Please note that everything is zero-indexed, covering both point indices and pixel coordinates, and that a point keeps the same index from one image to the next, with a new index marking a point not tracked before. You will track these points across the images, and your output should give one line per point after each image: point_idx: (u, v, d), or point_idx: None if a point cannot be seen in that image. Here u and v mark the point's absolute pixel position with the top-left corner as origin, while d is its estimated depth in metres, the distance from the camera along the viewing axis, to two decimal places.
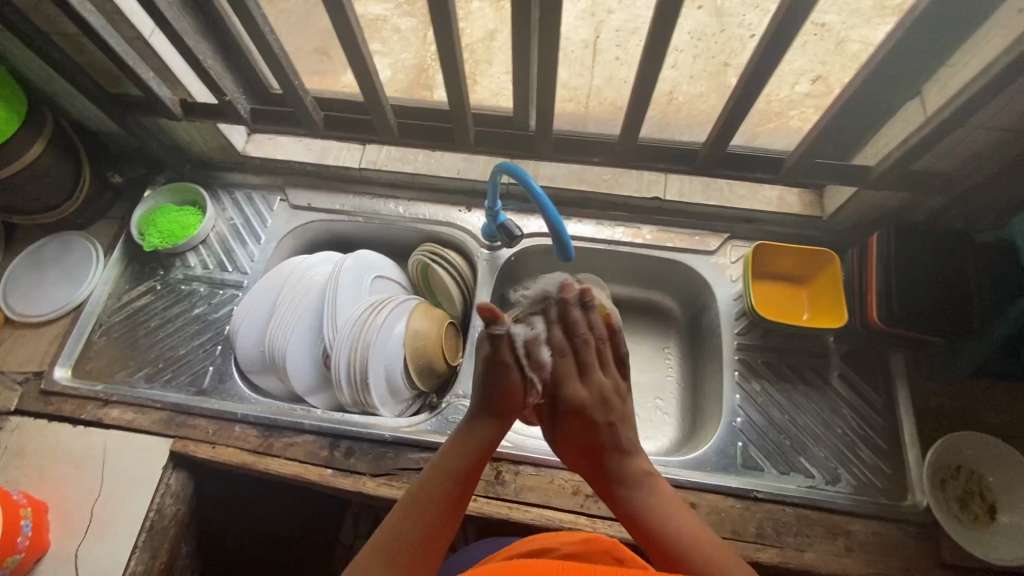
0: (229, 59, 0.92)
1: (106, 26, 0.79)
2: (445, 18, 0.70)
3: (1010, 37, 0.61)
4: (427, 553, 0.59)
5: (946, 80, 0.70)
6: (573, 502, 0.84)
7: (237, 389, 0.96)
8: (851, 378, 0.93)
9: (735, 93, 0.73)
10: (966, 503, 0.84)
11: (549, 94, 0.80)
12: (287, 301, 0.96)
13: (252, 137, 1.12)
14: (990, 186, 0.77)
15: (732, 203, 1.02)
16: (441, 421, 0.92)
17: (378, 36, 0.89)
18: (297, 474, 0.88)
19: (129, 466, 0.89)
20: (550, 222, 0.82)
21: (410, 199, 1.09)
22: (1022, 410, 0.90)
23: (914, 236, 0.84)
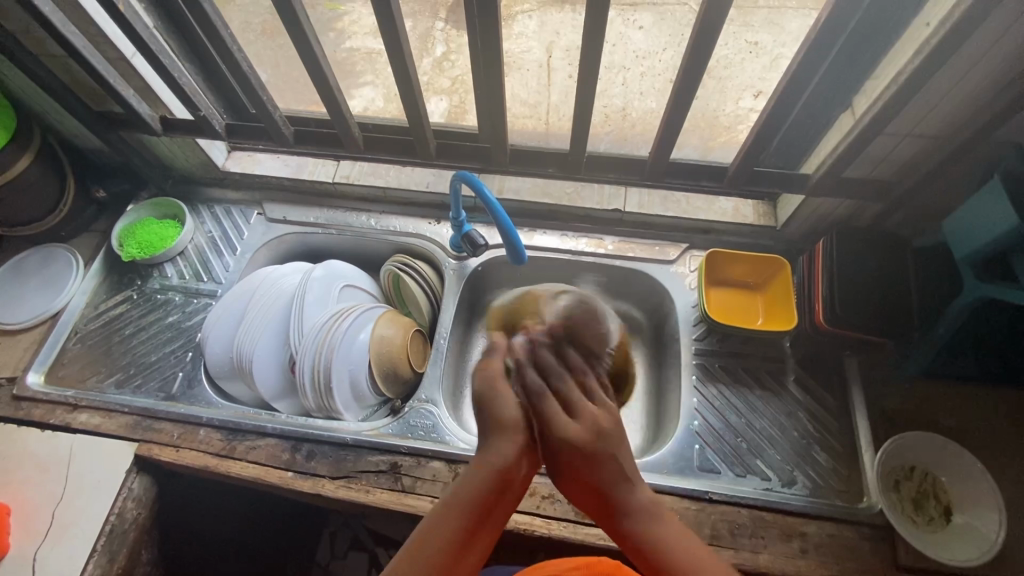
0: (206, 78, 0.98)
1: (89, 47, 0.85)
2: (396, 36, 0.75)
3: (915, 48, 0.66)
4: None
5: (869, 91, 0.75)
6: (529, 504, 0.85)
7: (204, 395, 0.98)
8: (806, 382, 0.95)
9: (671, 105, 0.77)
10: (921, 504, 0.84)
11: (501, 108, 0.85)
12: (256, 307, 0.99)
13: (232, 153, 1.17)
14: (922, 191, 0.81)
15: (689, 214, 1.06)
16: (402, 425, 0.93)
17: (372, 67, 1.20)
18: (258, 476, 0.89)
19: (92, 469, 0.90)
20: (503, 228, 0.85)
21: (381, 212, 1.14)
22: (972, 413, 0.92)
23: (855, 242, 0.88)
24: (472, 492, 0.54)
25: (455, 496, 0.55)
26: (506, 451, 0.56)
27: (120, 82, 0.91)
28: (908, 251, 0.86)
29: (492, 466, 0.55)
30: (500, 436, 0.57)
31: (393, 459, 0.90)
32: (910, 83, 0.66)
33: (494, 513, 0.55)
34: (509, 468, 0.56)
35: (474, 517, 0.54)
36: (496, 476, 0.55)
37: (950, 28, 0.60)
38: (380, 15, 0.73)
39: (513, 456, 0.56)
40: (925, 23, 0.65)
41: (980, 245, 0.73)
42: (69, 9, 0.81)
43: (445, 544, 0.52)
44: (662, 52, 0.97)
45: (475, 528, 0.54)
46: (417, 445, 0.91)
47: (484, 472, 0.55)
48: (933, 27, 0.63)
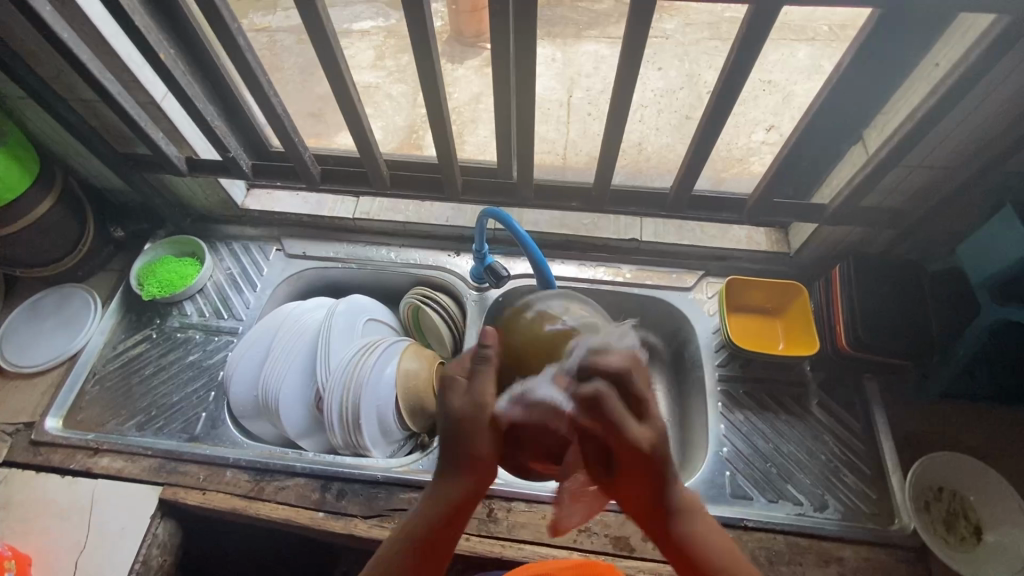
0: (233, 120, 1.00)
1: (124, 93, 0.86)
2: (433, 80, 0.78)
3: (929, 87, 0.70)
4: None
5: (883, 125, 0.78)
6: (566, 538, 0.84)
7: (228, 435, 0.97)
8: (830, 405, 0.96)
9: (694, 143, 0.80)
10: (952, 524, 0.85)
11: (529, 146, 0.88)
12: (281, 345, 0.98)
13: (251, 191, 1.18)
14: (936, 217, 0.84)
15: (704, 242, 1.09)
16: (432, 460, 0.93)
17: (376, 103, 1.26)
18: (288, 518, 0.87)
19: (116, 516, 0.88)
20: (534, 260, 0.86)
21: (401, 246, 1.15)
22: (994, 432, 0.94)
23: (872, 267, 0.91)
24: (433, 522, 0.58)
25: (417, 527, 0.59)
26: (461, 487, 0.58)
27: (150, 124, 0.92)
28: (923, 274, 0.89)
29: (448, 501, 0.58)
30: (457, 473, 0.59)
31: None
32: (927, 119, 0.70)
33: (449, 541, 0.59)
34: (460, 498, 0.58)
35: (434, 542, 0.58)
36: (449, 510, 0.58)
37: (965, 69, 0.64)
38: (418, 58, 0.76)
39: (468, 491, 0.59)
40: (936, 63, 0.69)
41: (997, 269, 0.76)
42: (108, 57, 0.83)
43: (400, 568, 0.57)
44: (678, 91, 1.02)
45: (429, 554, 0.58)
46: None
47: (439, 506, 0.58)
48: (946, 67, 0.67)
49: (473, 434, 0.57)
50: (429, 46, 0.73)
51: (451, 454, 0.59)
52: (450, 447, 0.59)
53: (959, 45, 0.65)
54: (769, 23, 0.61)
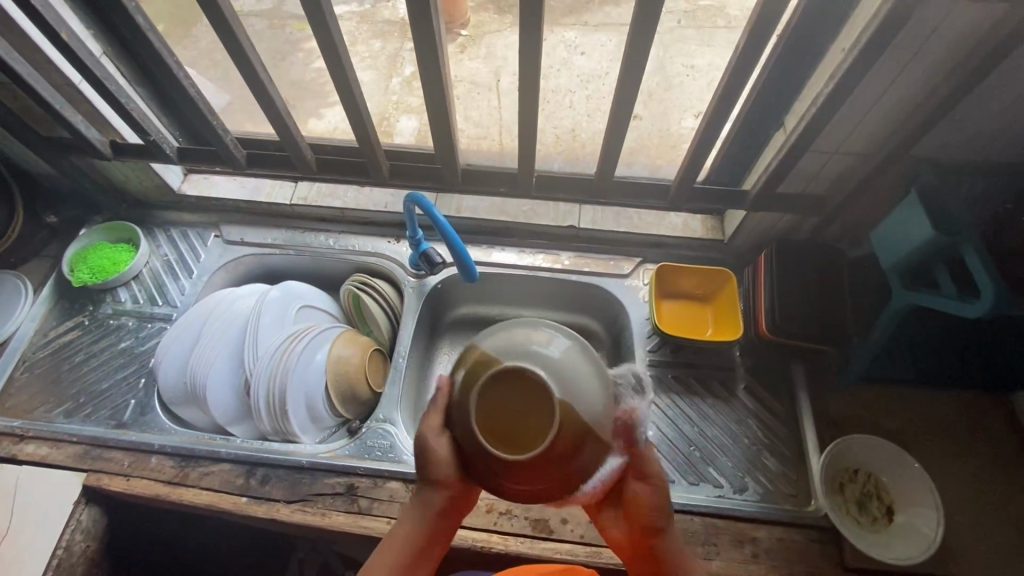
0: (159, 104, 0.98)
1: (35, 75, 0.85)
2: (341, 64, 0.77)
3: (831, 72, 0.70)
4: None
5: (797, 112, 0.79)
6: (487, 520, 0.85)
7: (157, 421, 0.97)
8: (756, 390, 0.98)
9: (608, 130, 0.80)
10: (865, 504, 0.87)
11: (450, 132, 0.88)
12: (210, 331, 0.98)
13: (188, 176, 1.17)
14: (852, 203, 0.85)
15: (640, 229, 1.09)
16: (360, 445, 0.93)
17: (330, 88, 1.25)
18: (211, 503, 0.88)
19: (38, 501, 0.87)
20: (453, 247, 0.87)
21: (340, 232, 1.14)
22: (914, 414, 0.96)
23: (795, 254, 0.92)
24: (416, 538, 0.63)
25: (400, 540, 0.63)
26: (434, 503, 0.61)
27: (67, 108, 0.90)
28: (842, 260, 0.91)
29: (426, 512, 0.62)
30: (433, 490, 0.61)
31: (350, 480, 0.89)
32: (829, 103, 0.71)
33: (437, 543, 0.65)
34: (434, 506, 0.62)
35: (418, 552, 0.63)
36: (427, 522, 0.62)
37: (859, 53, 0.64)
38: (322, 42, 0.74)
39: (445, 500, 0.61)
40: (840, 48, 0.69)
41: (903, 255, 0.77)
42: (15, 38, 0.81)
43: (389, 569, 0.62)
44: (605, 76, 1.06)
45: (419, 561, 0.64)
46: (374, 465, 0.90)
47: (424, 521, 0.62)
48: (845, 53, 0.67)
49: (433, 458, 0.58)
50: (330, 30, 0.72)
51: (426, 479, 0.60)
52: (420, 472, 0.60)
53: (856, 30, 0.65)
54: (660, 8, 0.61)
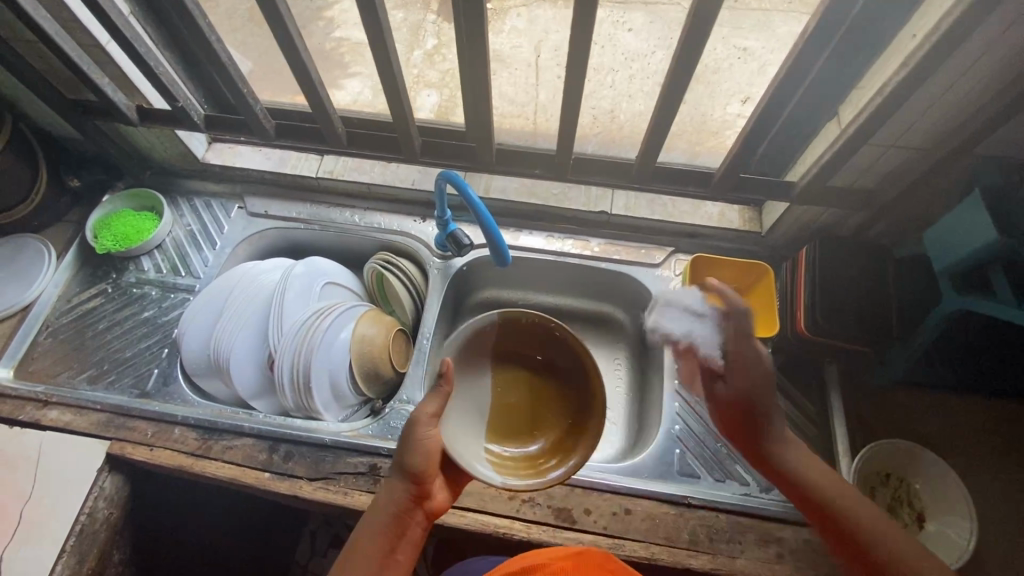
0: (186, 68, 0.95)
1: (63, 32, 0.82)
2: (380, 32, 0.74)
3: (901, 60, 0.66)
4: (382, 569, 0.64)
5: (857, 101, 0.75)
6: (509, 507, 0.84)
7: (180, 392, 0.96)
8: (787, 387, 0.95)
9: (657, 111, 0.76)
10: (896, 510, 0.84)
11: (487, 108, 0.85)
12: (235, 304, 0.97)
13: (212, 145, 1.14)
14: (903, 201, 0.82)
15: (674, 218, 1.06)
16: (383, 426, 0.92)
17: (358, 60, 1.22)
18: (234, 477, 0.87)
19: (63, 468, 0.88)
20: (487, 230, 0.84)
21: (365, 209, 1.12)
22: (950, 421, 0.93)
23: (838, 250, 0.88)
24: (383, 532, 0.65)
25: (369, 531, 0.66)
26: (400, 498, 0.67)
27: (94, 69, 0.87)
28: (888, 260, 0.87)
29: (393, 507, 0.67)
30: (399, 480, 0.68)
31: (373, 461, 0.88)
32: (895, 94, 0.67)
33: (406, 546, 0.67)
34: (399, 504, 0.67)
35: (388, 551, 0.65)
36: (394, 517, 0.66)
37: (935, 41, 0.60)
38: (361, 8, 0.71)
39: (413, 496, 0.67)
40: (912, 35, 0.64)
41: (959, 257, 0.74)
42: None
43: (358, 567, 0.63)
44: (651, 55, 0.98)
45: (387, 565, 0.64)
46: (397, 446, 0.90)
47: (399, 503, 0.67)
48: (920, 39, 0.63)
49: (404, 450, 0.68)
50: None
51: (397, 472, 0.68)
52: (404, 457, 0.68)
53: (935, 14, 0.61)
54: None
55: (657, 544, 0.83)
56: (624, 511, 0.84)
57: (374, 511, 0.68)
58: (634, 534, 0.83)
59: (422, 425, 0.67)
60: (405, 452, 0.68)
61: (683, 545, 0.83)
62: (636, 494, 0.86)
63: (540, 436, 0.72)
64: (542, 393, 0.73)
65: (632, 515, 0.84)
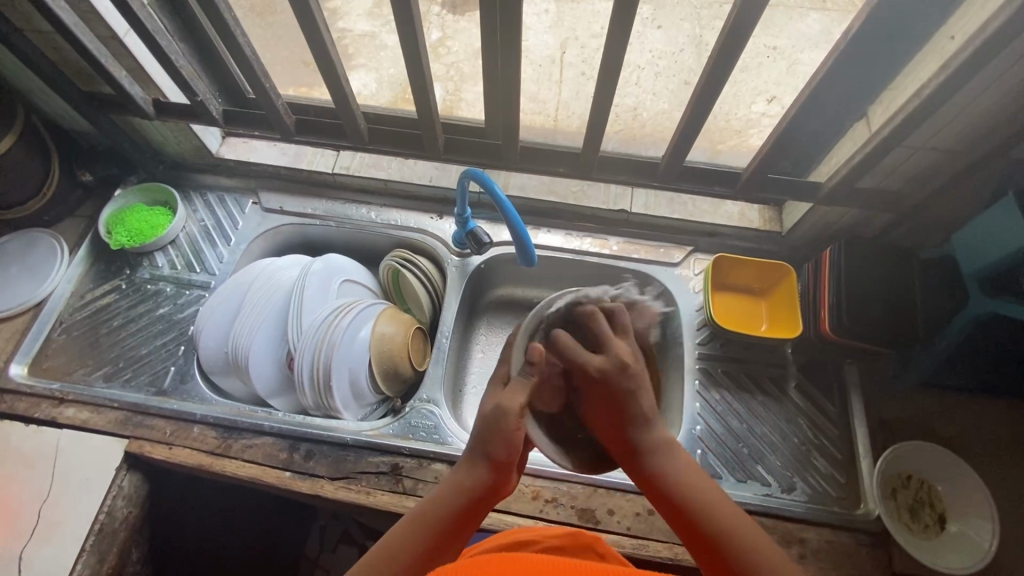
0: (204, 61, 0.94)
1: (82, 24, 0.81)
2: (411, 26, 0.74)
3: (939, 62, 0.65)
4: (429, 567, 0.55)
5: (889, 102, 0.74)
6: (532, 507, 0.84)
7: (197, 390, 0.95)
8: (807, 388, 0.95)
9: (690, 110, 0.76)
10: (916, 512, 0.85)
11: (512, 105, 0.84)
12: (252, 301, 0.95)
13: (226, 139, 1.13)
14: (931, 203, 0.81)
15: (695, 217, 1.05)
16: (404, 425, 0.92)
17: (375, 54, 1.20)
18: (255, 476, 0.87)
19: (81, 467, 0.87)
20: (513, 228, 0.84)
21: (382, 205, 1.10)
22: (967, 422, 0.94)
23: (863, 252, 0.88)
24: (450, 511, 0.58)
25: (434, 511, 0.58)
26: (476, 484, 0.59)
27: (112, 62, 0.86)
28: (913, 262, 0.87)
29: (467, 491, 0.59)
30: (480, 467, 0.59)
31: (394, 460, 0.88)
32: (934, 96, 0.66)
33: (463, 532, 0.59)
34: (475, 487, 0.59)
35: (444, 535, 0.57)
36: (466, 502, 0.59)
37: (977, 45, 0.60)
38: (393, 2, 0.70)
39: (488, 485, 0.59)
40: (951, 36, 0.64)
41: (990, 261, 0.74)
42: None
43: (417, 549, 0.55)
44: (679, 53, 0.96)
45: (439, 554, 0.56)
46: (419, 445, 0.89)
47: (466, 491, 0.59)
48: (960, 42, 0.62)
49: (490, 434, 0.59)
50: None
51: (479, 456, 0.60)
52: (482, 440, 0.60)
53: (976, 16, 0.60)
54: None
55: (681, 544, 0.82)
56: (649, 511, 0.84)
57: (447, 489, 0.60)
58: (658, 534, 0.83)
59: (511, 419, 0.58)
60: (481, 433, 0.60)
61: None
62: None
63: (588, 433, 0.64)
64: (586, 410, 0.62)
65: (656, 515, 0.84)
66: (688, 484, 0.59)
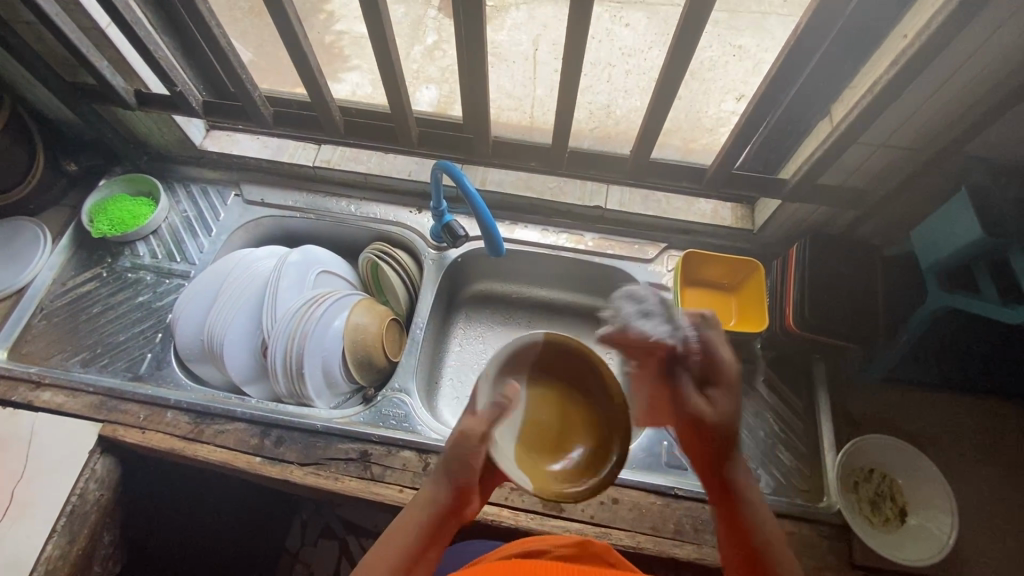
0: (186, 54, 0.96)
1: (62, 15, 0.83)
2: (380, 22, 0.76)
3: (891, 59, 0.67)
4: None
5: (848, 100, 0.76)
6: (498, 495, 0.85)
7: (173, 376, 0.97)
8: (775, 383, 0.96)
9: (653, 105, 0.78)
10: (877, 504, 0.86)
11: (482, 98, 0.86)
12: (229, 289, 0.97)
13: (210, 132, 1.15)
14: (893, 199, 0.83)
15: (668, 214, 1.06)
16: (375, 413, 0.93)
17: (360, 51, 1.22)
18: (225, 461, 0.88)
19: (54, 450, 0.88)
20: (482, 221, 0.86)
21: (362, 199, 1.12)
22: (931, 418, 0.95)
23: (828, 248, 0.89)
24: (418, 531, 0.59)
25: (407, 526, 0.59)
26: (442, 507, 0.60)
27: (93, 52, 0.88)
28: (876, 259, 0.89)
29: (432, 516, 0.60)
30: (444, 490, 0.61)
31: (364, 447, 0.89)
32: (885, 92, 0.67)
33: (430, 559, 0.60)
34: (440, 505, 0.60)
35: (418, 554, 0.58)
36: (433, 525, 0.60)
37: (923, 42, 0.61)
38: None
39: (456, 505, 0.61)
40: (903, 35, 0.65)
41: (944, 255, 0.75)
42: None
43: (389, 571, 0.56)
44: (648, 51, 1.00)
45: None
46: (389, 433, 0.90)
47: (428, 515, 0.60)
48: (910, 39, 0.64)
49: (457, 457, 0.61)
50: None
51: (446, 478, 0.61)
52: (445, 468, 0.61)
53: (924, 14, 0.62)
54: None
55: (644, 533, 0.83)
56: (612, 500, 0.85)
57: (412, 513, 0.60)
58: (621, 524, 0.84)
59: (472, 441, 0.58)
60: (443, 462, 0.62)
61: (669, 535, 0.83)
62: (623, 484, 0.87)
63: (579, 442, 0.63)
64: (569, 416, 0.64)
65: (619, 504, 0.85)
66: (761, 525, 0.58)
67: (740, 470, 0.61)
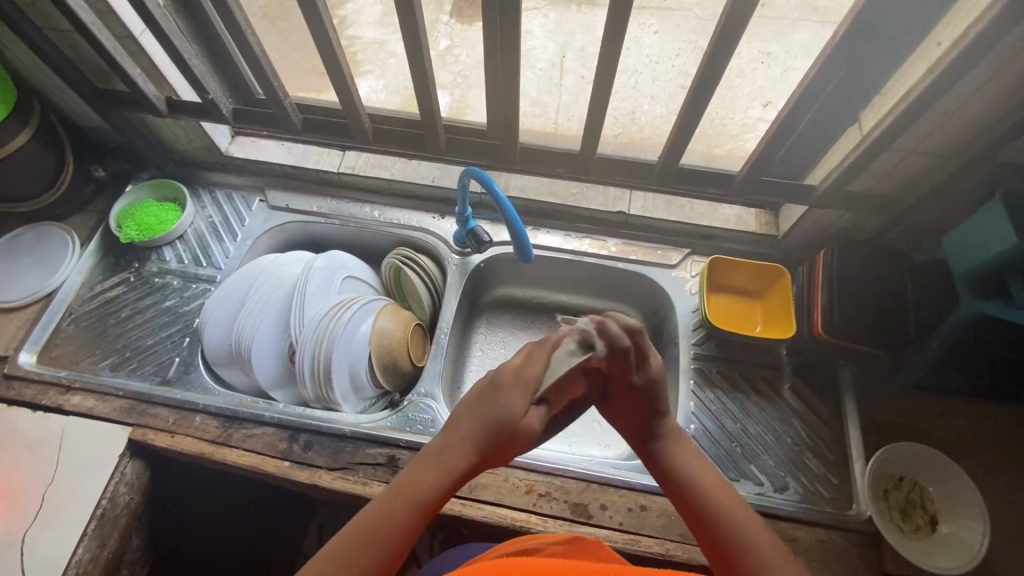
0: (216, 61, 0.98)
1: (98, 23, 0.84)
2: (413, 31, 0.77)
3: (925, 66, 0.67)
4: (403, 548, 0.54)
5: (879, 107, 0.76)
6: (526, 501, 0.85)
7: (200, 380, 0.98)
8: (801, 390, 0.96)
9: (684, 111, 0.78)
10: (908, 513, 0.85)
11: (512, 105, 0.86)
12: (256, 293, 0.98)
13: (236, 137, 1.16)
14: (922, 206, 0.83)
15: (692, 220, 1.07)
16: (401, 418, 0.94)
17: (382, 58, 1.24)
18: (254, 465, 0.88)
19: (85, 454, 0.89)
20: (511, 227, 0.86)
21: (385, 205, 1.13)
22: (957, 426, 0.95)
23: (855, 254, 0.89)
24: (438, 481, 0.57)
25: (415, 489, 0.56)
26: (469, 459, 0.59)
27: (127, 60, 0.89)
28: (905, 266, 0.88)
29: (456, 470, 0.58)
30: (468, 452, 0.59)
31: (391, 452, 0.89)
32: (920, 100, 0.68)
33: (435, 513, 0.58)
34: (463, 471, 0.59)
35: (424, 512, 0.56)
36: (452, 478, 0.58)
37: (960, 49, 0.61)
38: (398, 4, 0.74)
39: (469, 472, 0.59)
40: (937, 42, 0.66)
41: (977, 262, 0.75)
42: None
43: (401, 526, 0.54)
44: (675, 58, 1.01)
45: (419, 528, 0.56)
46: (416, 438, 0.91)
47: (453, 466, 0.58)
48: (946, 47, 0.64)
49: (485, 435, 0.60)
50: None
51: (470, 446, 0.59)
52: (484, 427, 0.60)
53: (961, 22, 0.62)
54: None
55: (673, 541, 0.83)
56: (641, 507, 0.85)
57: (435, 463, 0.58)
58: (649, 531, 0.84)
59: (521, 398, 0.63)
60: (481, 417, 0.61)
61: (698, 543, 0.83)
62: (650, 491, 0.86)
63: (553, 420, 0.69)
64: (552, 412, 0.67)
65: (648, 511, 0.85)
66: (710, 493, 0.61)
67: (670, 446, 0.66)
